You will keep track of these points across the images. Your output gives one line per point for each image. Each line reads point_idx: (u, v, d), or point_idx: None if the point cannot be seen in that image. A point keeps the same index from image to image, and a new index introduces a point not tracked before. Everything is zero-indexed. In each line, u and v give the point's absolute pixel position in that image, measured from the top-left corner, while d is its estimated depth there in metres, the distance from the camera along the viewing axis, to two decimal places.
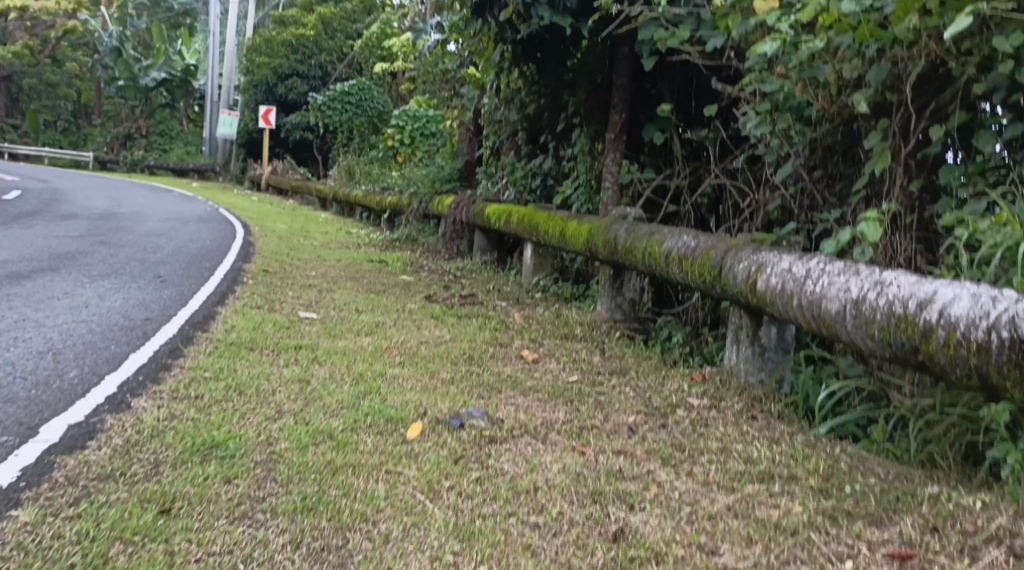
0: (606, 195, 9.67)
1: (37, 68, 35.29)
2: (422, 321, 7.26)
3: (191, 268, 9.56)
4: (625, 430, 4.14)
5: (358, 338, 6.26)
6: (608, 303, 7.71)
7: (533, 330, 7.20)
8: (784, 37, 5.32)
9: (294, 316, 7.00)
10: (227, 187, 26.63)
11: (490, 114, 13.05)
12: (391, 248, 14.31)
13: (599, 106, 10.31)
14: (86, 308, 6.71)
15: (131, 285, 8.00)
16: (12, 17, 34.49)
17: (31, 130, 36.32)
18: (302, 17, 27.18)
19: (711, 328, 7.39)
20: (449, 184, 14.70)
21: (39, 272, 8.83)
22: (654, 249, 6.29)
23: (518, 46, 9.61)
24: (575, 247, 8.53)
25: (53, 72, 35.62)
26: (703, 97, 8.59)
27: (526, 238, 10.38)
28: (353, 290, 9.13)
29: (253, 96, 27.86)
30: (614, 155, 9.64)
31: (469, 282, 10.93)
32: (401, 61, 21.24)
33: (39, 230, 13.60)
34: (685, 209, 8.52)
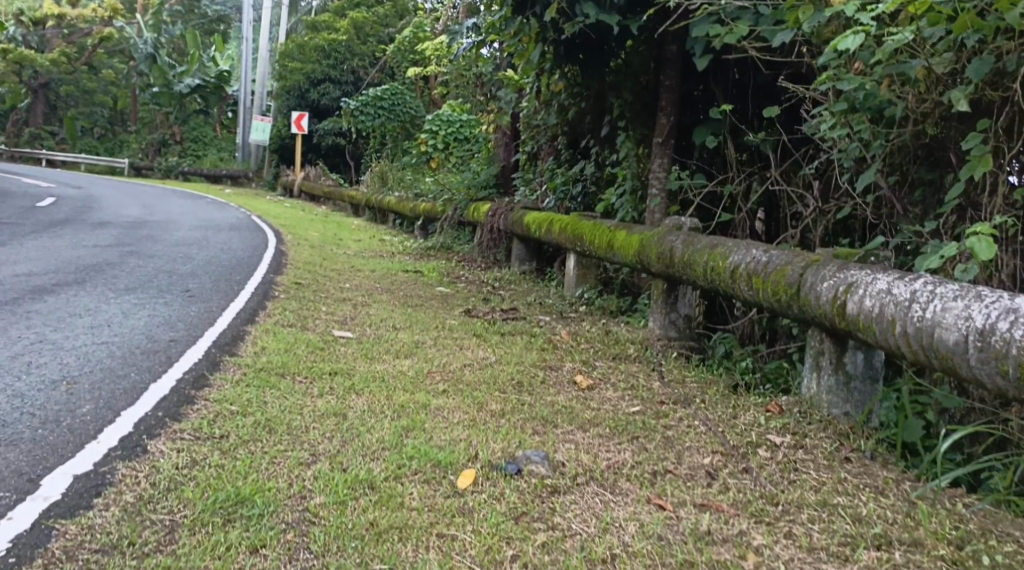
0: (653, 202, 9.19)
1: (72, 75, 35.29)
2: (463, 340, 6.81)
3: (221, 281, 9.15)
4: (703, 476, 3.67)
5: (397, 362, 5.81)
6: (661, 319, 7.21)
7: (582, 349, 6.70)
8: (868, 29, 4.82)
9: (328, 335, 6.55)
10: (261, 194, 26.36)
11: (528, 118, 12.58)
12: (426, 257, 13.87)
13: (644, 108, 9.79)
14: (109, 327, 6.31)
15: (158, 301, 7.61)
16: (51, 26, 34.69)
17: (69, 136, 36.39)
18: (334, 21, 26.90)
19: (769, 345, 6.94)
20: (486, 191, 14.21)
21: (65, 286, 8.46)
22: (718, 264, 5.78)
23: (560, 47, 9.15)
24: (624, 258, 8.02)
25: (90, 80, 35.67)
26: (762, 99, 8.10)
27: (568, 248, 9.89)
28: (390, 305, 8.69)
29: (285, 102, 27.61)
30: (660, 161, 9.14)
31: (509, 295, 10.46)
32: (434, 64, 20.83)
33: (70, 239, 13.32)
34: (739, 218, 8.01)
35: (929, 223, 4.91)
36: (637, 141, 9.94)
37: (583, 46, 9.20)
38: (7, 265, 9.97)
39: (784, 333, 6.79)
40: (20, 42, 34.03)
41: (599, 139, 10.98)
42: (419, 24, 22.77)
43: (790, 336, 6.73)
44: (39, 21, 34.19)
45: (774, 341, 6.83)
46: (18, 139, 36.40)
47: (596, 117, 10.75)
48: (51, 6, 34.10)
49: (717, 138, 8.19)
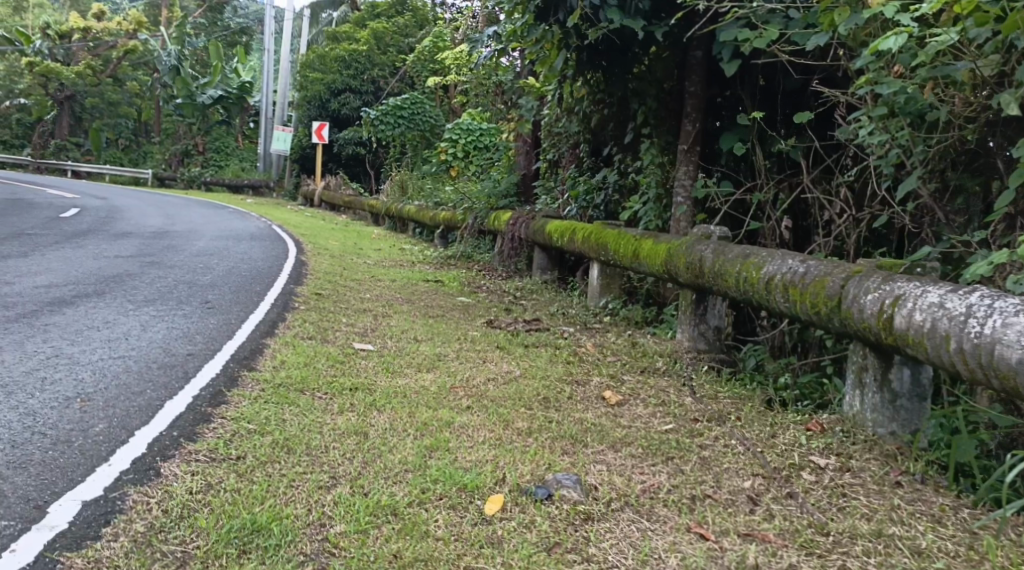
0: (679, 211, 9.00)
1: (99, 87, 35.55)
2: (487, 353, 6.63)
3: (240, 291, 9.02)
4: (746, 502, 3.53)
5: (420, 377, 5.63)
6: (690, 330, 7.00)
7: (609, 362, 6.51)
8: (909, 31, 4.60)
9: (349, 348, 6.40)
10: (281, 203, 26.32)
11: (550, 126, 12.40)
12: (447, 266, 13.72)
13: (670, 114, 9.62)
14: (126, 340, 6.18)
15: (177, 313, 7.49)
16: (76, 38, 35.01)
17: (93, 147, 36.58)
18: (354, 32, 26.85)
19: (802, 357, 6.75)
20: (506, 200, 14.00)
21: (83, 297, 8.36)
22: (751, 274, 5.58)
23: (584, 53, 9.00)
24: (651, 267, 7.81)
25: (115, 91, 35.87)
26: (791, 105, 7.90)
27: (591, 257, 9.69)
28: (411, 316, 8.52)
29: (305, 112, 27.57)
30: (686, 168, 8.96)
31: (532, 305, 10.27)
32: (455, 73, 20.70)
33: (91, 249, 13.26)
34: (769, 227, 7.80)
35: (977, 233, 4.69)
36: (663, 148, 9.74)
37: (607, 52, 9.09)
38: (26, 276, 9.89)
39: (818, 346, 6.57)
40: (45, 55, 34.48)
41: (623, 146, 10.78)
42: (439, 34, 22.65)
43: (823, 349, 6.52)
44: (66, 35, 34.61)
45: (807, 354, 6.62)
46: (43, 150, 36.61)
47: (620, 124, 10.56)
48: (76, 19, 34.52)
49: (746, 145, 8.01)
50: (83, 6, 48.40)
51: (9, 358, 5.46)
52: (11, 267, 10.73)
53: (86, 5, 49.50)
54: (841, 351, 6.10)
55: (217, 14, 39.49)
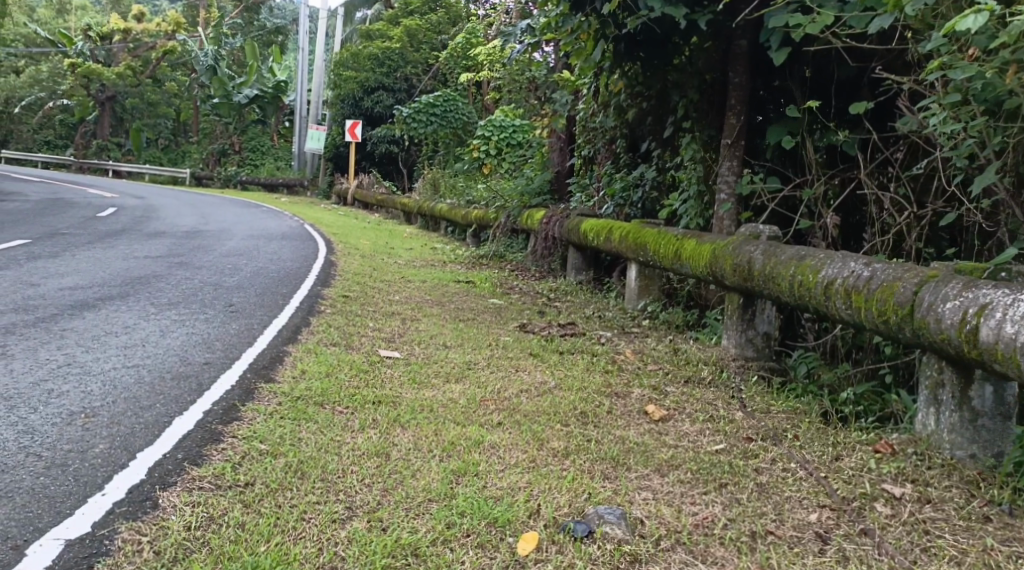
0: (723, 209, 8.62)
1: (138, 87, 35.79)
2: (521, 361, 6.26)
3: (266, 294, 8.74)
4: (814, 540, 3.31)
5: (447, 387, 5.29)
6: (737, 338, 6.60)
7: (652, 370, 6.14)
8: (991, 7, 4.14)
9: (374, 356, 6.07)
10: (315, 202, 26.14)
11: (586, 121, 12.00)
12: (479, 266, 13.39)
13: (712, 106, 9.23)
14: (143, 347, 5.90)
15: (200, 316, 7.21)
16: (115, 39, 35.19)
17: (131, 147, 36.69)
18: (387, 29, 26.57)
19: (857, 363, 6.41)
20: (540, 198, 13.66)
21: (107, 300, 8.12)
22: (809, 278, 5.20)
23: (621, 44, 8.62)
24: (693, 268, 7.39)
25: (153, 92, 35.96)
26: (844, 96, 7.51)
27: (629, 257, 9.30)
28: (441, 319, 8.18)
29: (338, 110, 27.34)
30: (730, 163, 8.58)
31: (567, 307, 9.90)
32: (487, 69, 20.33)
33: (122, 249, 13.11)
34: (819, 225, 7.40)
35: None
36: (704, 143, 9.33)
37: (645, 43, 8.64)
38: (52, 277, 9.68)
39: (874, 352, 6.18)
40: (87, 57, 34.59)
41: (661, 141, 10.36)
42: (472, 29, 22.28)
43: (879, 356, 6.13)
44: (105, 36, 34.73)
45: (862, 361, 6.22)
46: (84, 150, 36.79)
47: (658, 118, 10.14)
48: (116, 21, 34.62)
49: (795, 138, 7.63)
50: (122, 5, 48.45)
51: (18, 367, 5.17)
52: (38, 268, 10.54)
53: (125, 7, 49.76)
54: (900, 358, 5.72)
55: (253, 13, 39.56)
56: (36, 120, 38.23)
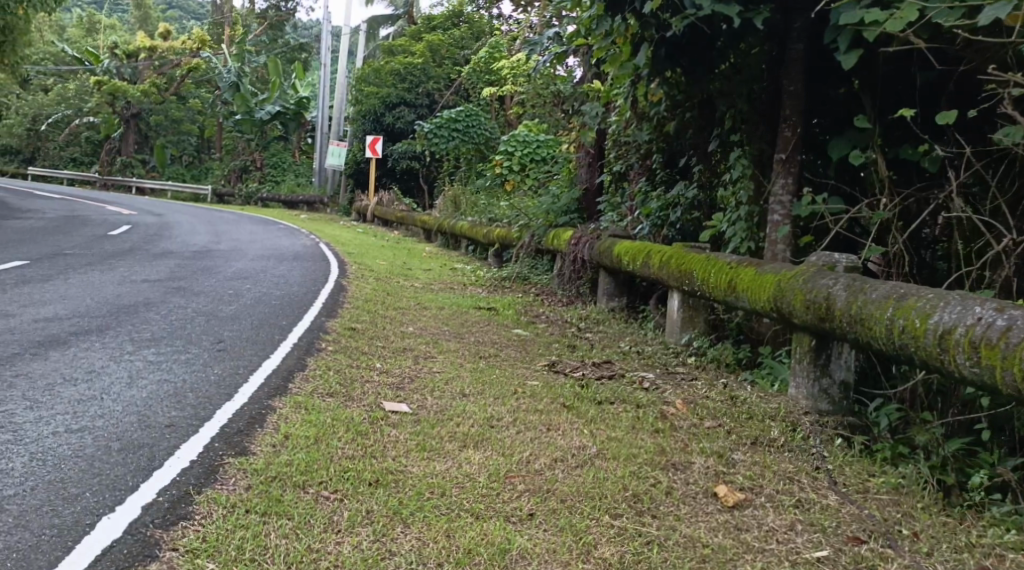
0: (778, 232, 7.64)
1: (163, 105, 35.32)
2: (552, 418, 5.27)
3: (263, 326, 7.80)
4: None
5: (465, 455, 4.33)
6: (807, 387, 5.59)
7: (711, 430, 5.12)
8: None
9: (378, 411, 5.09)
10: (334, 219, 25.27)
11: (621, 135, 11.00)
12: (501, 289, 12.42)
13: (764, 118, 8.26)
14: (99, 401, 4.94)
15: (182, 356, 6.27)
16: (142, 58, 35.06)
17: (157, 164, 35.79)
18: (409, 45, 25.70)
19: (941, 412, 5.35)
20: (567, 217, 12.55)
21: (82, 334, 7.20)
22: (915, 324, 4.30)
23: (663, 47, 7.68)
24: (752, 303, 6.35)
25: (178, 109, 35.38)
26: (926, 101, 6.49)
27: (671, 286, 8.32)
28: (459, 357, 7.21)
29: (360, 126, 26.50)
30: (783, 181, 7.61)
31: (600, 341, 8.92)
32: (511, 83, 19.38)
33: (122, 271, 12.27)
34: (890, 252, 6.42)
35: None
36: (754, 158, 8.30)
37: (687, 49, 7.80)
38: (33, 307, 8.78)
39: (965, 403, 5.15)
40: (114, 74, 34.39)
41: (705, 155, 9.35)
42: (495, 43, 21.39)
43: (974, 408, 5.09)
44: (132, 54, 34.56)
45: (948, 412, 5.19)
46: (110, 168, 36.22)
47: (702, 129, 9.13)
48: (142, 38, 34.28)
49: (864, 152, 6.62)
50: (150, 25, 48.20)
51: None
52: (23, 294, 9.67)
53: (156, 24, 49.51)
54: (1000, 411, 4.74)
55: (278, 30, 39.15)
56: (62, 137, 37.84)
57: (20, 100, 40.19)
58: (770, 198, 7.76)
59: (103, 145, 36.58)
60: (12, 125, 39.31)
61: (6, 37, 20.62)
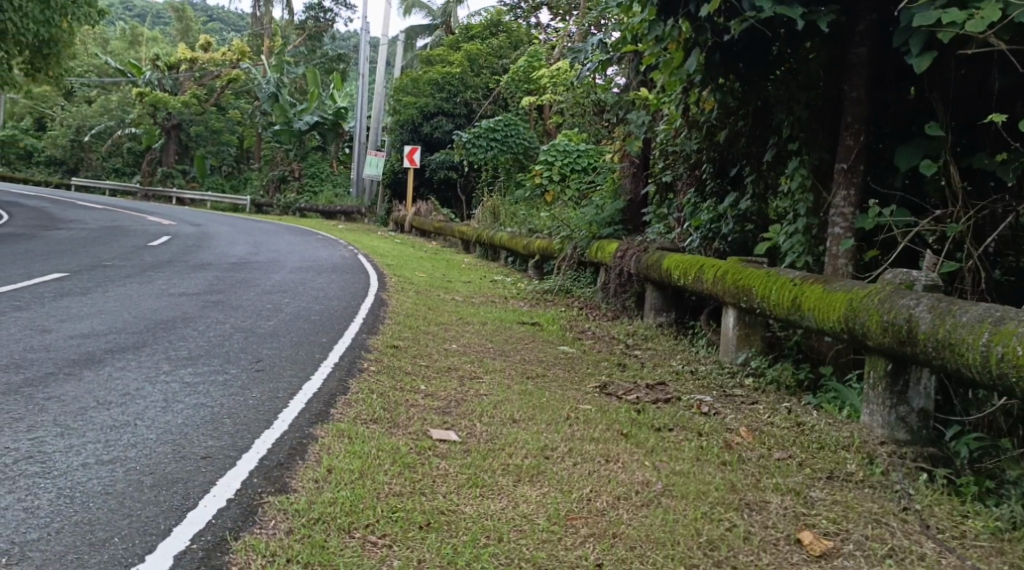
0: (840, 245, 7.28)
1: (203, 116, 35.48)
2: (611, 449, 5.03)
3: (303, 343, 7.55)
4: None
5: (520, 491, 4.04)
6: (881, 416, 5.22)
7: (782, 467, 4.83)
8: None
9: (424, 440, 4.80)
10: (372, 230, 25.11)
11: (669, 144, 10.64)
12: (544, 303, 12.10)
13: (824, 124, 7.89)
14: (134, 426, 4.70)
15: (220, 376, 6.03)
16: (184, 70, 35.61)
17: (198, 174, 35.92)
18: (447, 54, 25.48)
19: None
20: (610, 229, 12.18)
21: (118, 351, 6.97)
22: (1016, 354, 4.19)
23: (717, 53, 7.35)
24: (820, 322, 6.09)
25: (218, 120, 35.52)
26: (1003, 106, 6.12)
27: (726, 303, 7.95)
28: (505, 378, 6.89)
29: (398, 136, 26.32)
30: (846, 192, 7.25)
31: (650, 359, 8.57)
32: (550, 92, 19.07)
33: (161, 284, 12.12)
34: (966, 266, 6.05)
35: None
36: (813, 167, 7.90)
37: (744, 52, 7.44)
38: (71, 321, 8.61)
39: None
40: (155, 86, 34.93)
41: (759, 166, 8.96)
42: (534, 52, 21.13)
43: None
44: (174, 66, 35.21)
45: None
46: (152, 179, 36.44)
47: (756, 138, 8.75)
48: (183, 50, 34.84)
49: (935, 162, 6.27)
50: (192, 37, 48.46)
51: None
52: (61, 307, 9.50)
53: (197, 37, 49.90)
54: None
55: (316, 41, 39.23)
56: (106, 148, 38.10)
57: (65, 111, 40.61)
58: (831, 210, 7.43)
59: (145, 157, 36.82)
60: (58, 135, 39.67)
61: (50, 50, 20.64)
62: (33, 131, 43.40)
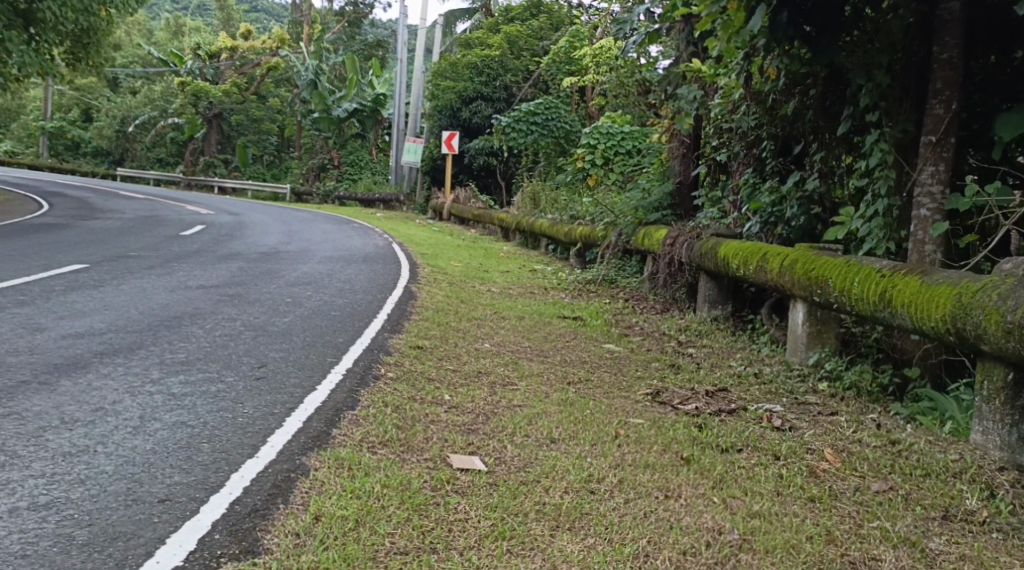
0: (927, 229, 6.28)
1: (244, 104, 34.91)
2: (670, 479, 4.17)
3: (317, 343, 6.71)
4: None
5: (558, 546, 3.38)
6: (999, 436, 4.79)
7: (896, 508, 4.14)
8: None
9: (445, 472, 3.96)
10: (409, 217, 24.30)
11: (723, 120, 9.68)
12: (586, 293, 11.18)
13: (908, 92, 6.86)
14: (94, 454, 3.85)
15: (216, 382, 5.20)
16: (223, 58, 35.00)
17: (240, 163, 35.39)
18: (487, 37, 24.45)
19: None
20: (658, 213, 11.18)
21: (110, 351, 6.06)
22: None
23: (786, 11, 6.34)
24: (916, 321, 5.40)
25: (259, 108, 34.98)
26: None
27: (794, 297, 6.99)
28: (543, 385, 5.98)
29: (437, 121, 25.40)
30: (934, 167, 6.26)
31: (707, 359, 7.64)
32: (592, 74, 18.01)
33: (180, 275, 11.39)
34: None
35: None
36: (897, 140, 6.85)
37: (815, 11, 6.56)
38: (75, 315, 7.85)
39: None
40: (197, 75, 34.27)
41: (827, 141, 7.95)
42: (575, 32, 20.16)
43: None
44: (214, 55, 34.40)
45: None
46: (195, 168, 36.04)
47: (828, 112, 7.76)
48: (223, 39, 34.14)
49: None
50: (234, 27, 47.85)
51: None
52: (69, 300, 8.73)
53: (238, 27, 49.36)
54: None
55: (355, 27, 38.50)
56: (149, 138, 37.59)
57: (111, 103, 40.28)
58: (915, 190, 6.43)
59: (187, 146, 36.40)
60: (103, 125, 39.35)
61: (90, 38, 20.02)
62: (80, 123, 43.34)
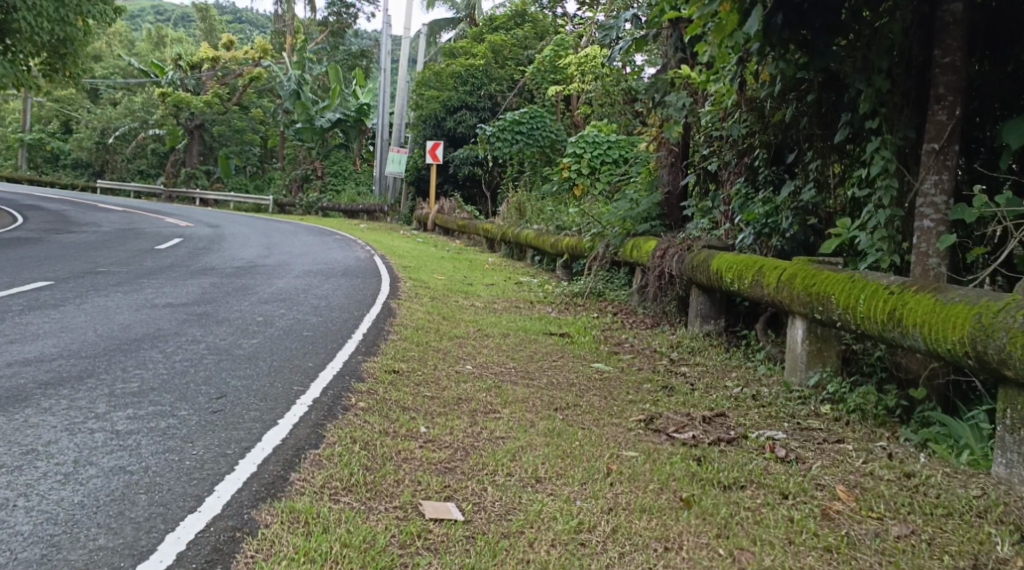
0: (933, 241, 5.86)
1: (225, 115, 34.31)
2: (669, 525, 3.76)
3: (284, 368, 6.23)
4: None
5: None
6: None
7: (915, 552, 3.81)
8: None
9: (415, 526, 3.54)
10: (393, 228, 23.79)
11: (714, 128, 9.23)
12: (573, 307, 10.72)
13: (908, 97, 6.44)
14: (15, 508, 3.50)
15: (166, 415, 4.75)
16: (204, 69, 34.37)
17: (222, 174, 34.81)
18: (471, 46, 24.02)
19: None
20: (647, 224, 10.74)
21: (57, 381, 5.56)
22: None
23: (783, 11, 5.88)
24: (931, 343, 4.97)
25: (240, 119, 34.40)
26: None
27: (793, 314, 6.54)
28: (528, 413, 5.52)
29: (421, 131, 24.92)
30: (939, 175, 5.85)
31: (702, 379, 7.18)
32: (578, 82, 17.57)
33: (149, 292, 10.89)
34: None
35: None
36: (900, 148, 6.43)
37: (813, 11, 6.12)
38: (29, 338, 7.34)
39: None
40: (178, 86, 33.64)
41: (825, 148, 7.52)
42: (559, 40, 19.75)
43: None
44: (195, 65, 33.80)
45: None
46: (176, 179, 35.39)
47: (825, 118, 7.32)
48: (205, 49, 33.56)
49: None
50: (216, 37, 47.22)
51: None
52: (24, 322, 8.19)
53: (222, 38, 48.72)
54: None
55: (338, 37, 38.04)
56: (129, 150, 36.90)
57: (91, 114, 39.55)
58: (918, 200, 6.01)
59: (169, 157, 35.76)
60: (82, 137, 38.61)
61: (66, 48, 19.40)
62: (60, 134, 42.58)
